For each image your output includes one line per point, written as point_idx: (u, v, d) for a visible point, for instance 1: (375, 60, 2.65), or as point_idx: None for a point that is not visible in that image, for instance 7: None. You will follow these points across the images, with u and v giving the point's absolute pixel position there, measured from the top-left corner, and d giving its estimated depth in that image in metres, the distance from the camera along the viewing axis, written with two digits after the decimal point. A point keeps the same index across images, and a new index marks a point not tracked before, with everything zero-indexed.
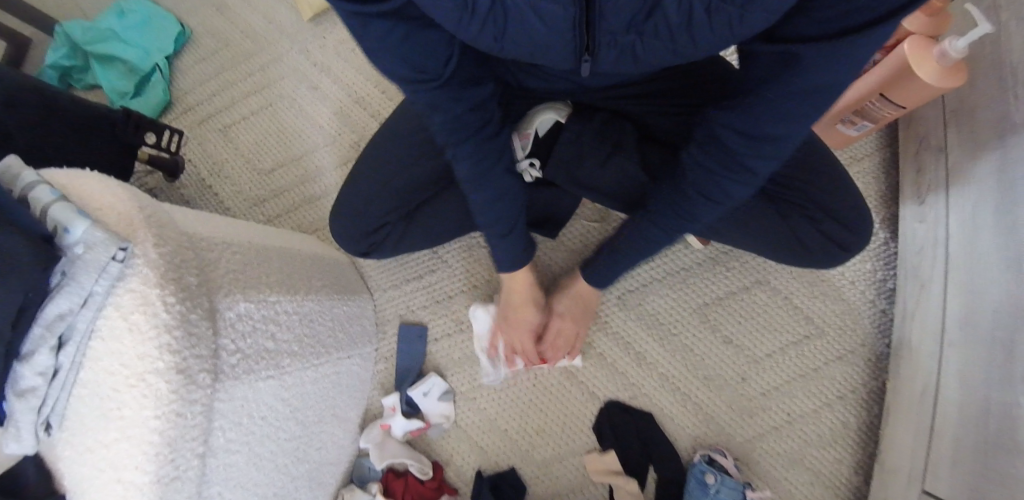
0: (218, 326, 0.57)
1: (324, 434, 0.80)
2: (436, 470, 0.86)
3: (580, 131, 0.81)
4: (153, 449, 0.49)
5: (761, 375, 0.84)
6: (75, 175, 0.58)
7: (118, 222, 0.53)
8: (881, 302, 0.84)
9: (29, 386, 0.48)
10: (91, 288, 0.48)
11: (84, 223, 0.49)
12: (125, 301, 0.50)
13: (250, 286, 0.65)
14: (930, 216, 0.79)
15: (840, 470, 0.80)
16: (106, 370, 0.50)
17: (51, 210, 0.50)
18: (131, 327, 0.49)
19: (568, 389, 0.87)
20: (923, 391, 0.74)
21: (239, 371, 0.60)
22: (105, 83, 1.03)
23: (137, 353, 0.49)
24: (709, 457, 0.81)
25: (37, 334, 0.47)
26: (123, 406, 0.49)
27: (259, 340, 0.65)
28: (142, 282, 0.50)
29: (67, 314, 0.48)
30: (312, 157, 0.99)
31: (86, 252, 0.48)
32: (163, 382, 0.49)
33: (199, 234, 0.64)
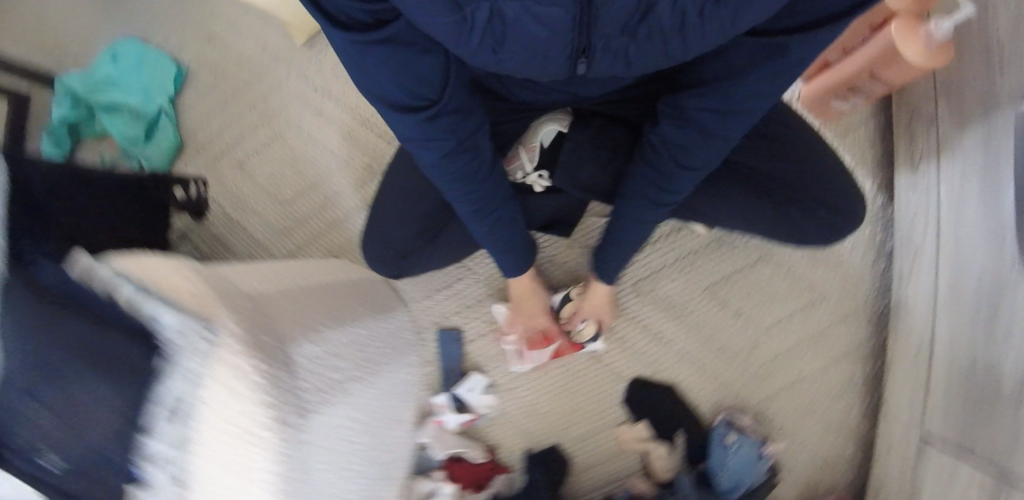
0: (295, 373, 0.65)
1: (392, 437, 0.91)
2: (489, 453, 0.98)
3: (581, 138, 0.85)
4: (272, 486, 0.57)
5: (771, 341, 0.92)
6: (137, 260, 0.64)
7: (193, 302, 0.59)
8: (879, 263, 0.91)
9: (159, 453, 0.57)
10: (191, 367, 0.56)
11: (169, 311, 0.56)
12: (218, 369, 0.56)
13: (309, 328, 0.73)
14: (924, 184, 0.83)
15: (848, 417, 0.90)
16: (218, 429, 0.57)
17: (138, 305, 0.58)
18: (231, 390, 0.56)
19: (598, 370, 0.97)
20: (919, 346, 0.82)
21: (318, 403, 0.67)
22: (112, 131, 1.05)
23: (240, 411, 0.57)
24: (729, 419, 0.91)
25: (155, 411, 0.57)
26: (237, 455, 0.57)
27: (327, 373, 0.72)
28: (232, 352, 0.57)
29: (180, 394, 0.57)
30: (331, 183, 1.04)
31: (181, 338, 0.56)
32: (268, 430, 0.57)
33: (255, 292, 0.72)
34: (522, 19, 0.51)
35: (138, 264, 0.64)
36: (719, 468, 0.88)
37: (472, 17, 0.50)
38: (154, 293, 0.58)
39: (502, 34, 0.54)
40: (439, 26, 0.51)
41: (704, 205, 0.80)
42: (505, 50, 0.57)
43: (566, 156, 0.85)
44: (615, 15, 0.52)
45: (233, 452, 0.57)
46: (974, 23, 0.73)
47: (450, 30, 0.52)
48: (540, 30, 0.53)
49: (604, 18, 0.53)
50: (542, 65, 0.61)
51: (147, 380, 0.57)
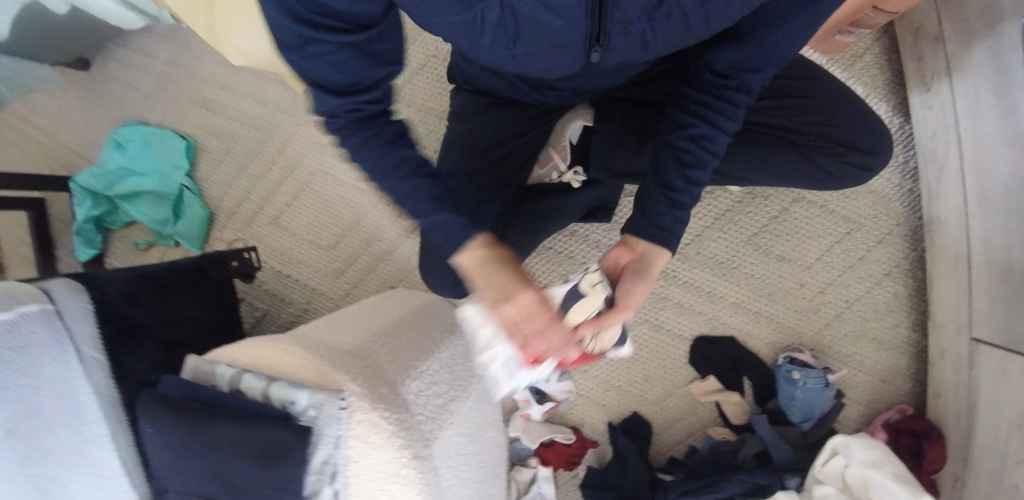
0: (413, 412, 0.75)
1: (490, 439, 1.01)
2: (576, 433, 1.06)
3: (608, 131, 0.88)
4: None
5: (816, 276, 0.98)
6: (249, 352, 0.77)
7: (317, 375, 0.73)
8: (906, 183, 0.95)
9: None
10: (336, 433, 0.68)
11: (305, 392, 0.69)
12: (360, 429, 0.69)
13: (409, 365, 0.82)
14: (937, 102, 0.86)
15: (898, 330, 0.97)
16: (368, 479, 0.70)
17: (274, 393, 0.71)
18: (371, 443, 0.69)
19: (660, 338, 1.03)
20: (957, 257, 0.87)
21: (433, 430, 0.79)
22: (142, 218, 1.09)
23: (387, 459, 0.69)
24: (790, 357, 0.98)
25: (315, 478, 0.69)
26: (392, 497, 0.70)
27: (434, 401, 0.83)
28: (364, 411, 0.69)
29: (328, 457, 0.69)
30: (369, 219, 1.08)
31: (320, 410, 0.69)
32: (410, 469, 0.69)
33: (353, 350, 0.78)
34: (538, 15, 0.56)
35: (257, 354, 0.76)
36: (790, 403, 0.96)
37: (485, 13, 0.55)
38: (285, 382, 0.72)
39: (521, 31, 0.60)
40: (453, 24, 0.57)
41: (743, 169, 0.84)
42: (521, 42, 0.62)
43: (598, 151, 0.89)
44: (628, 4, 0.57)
45: (387, 494, 0.70)
46: None
47: (465, 26, 0.57)
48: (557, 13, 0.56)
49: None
50: (559, 54, 0.65)
51: (299, 455, 0.65)
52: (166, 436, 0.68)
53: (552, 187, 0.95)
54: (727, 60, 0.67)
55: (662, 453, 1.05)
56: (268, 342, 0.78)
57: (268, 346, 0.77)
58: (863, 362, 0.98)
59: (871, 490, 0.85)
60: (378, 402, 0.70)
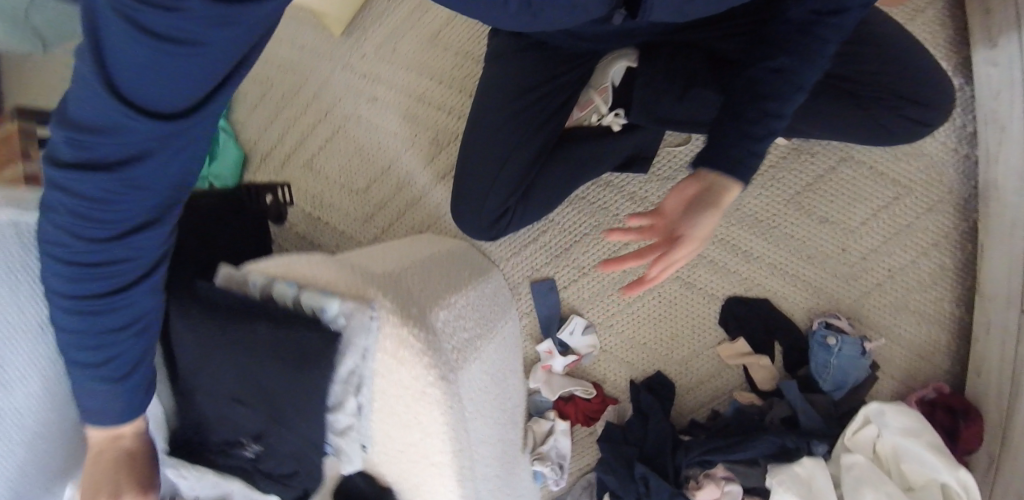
0: (438, 334, 0.73)
1: (511, 386, 1.00)
2: (597, 388, 1.05)
3: (653, 73, 0.85)
4: (448, 436, 0.70)
5: (858, 241, 0.95)
6: (278, 267, 0.74)
7: (348, 288, 0.70)
8: (963, 148, 0.91)
9: (346, 424, 0.70)
10: (365, 344, 0.67)
11: (335, 300, 0.66)
12: (388, 343, 0.68)
13: (438, 297, 0.81)
14: (1004, 59, 0.82)
15: (942, 304, 0.93)
16: (392, 394, 0.71)
17: (304, 299, 0.67)
18: (399, 358, 0.68)
19: (691, 297, 1.00)
20: (1013, 221, 0.84)
21: (461, 361, 0.78)
22: None
23: (415, 375, 0.68)
24: (827, 322, 0.94)
25: (339, 390, 0.68)
26: (415, 413, 0.70)
27: (461, 334, 0.82)
28: (394, 325, 0.67)
29: (354, 368, 0.68)
30: (402, 162, 1.06)
31: (349, 320, 0.66)
32: (436, 391, 0.68)
33: (386, 274, 0.77)
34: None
35: (286, 270, 0.74)
36: (822, 371, 0.93)
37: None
38: (316, 291, 0.68)
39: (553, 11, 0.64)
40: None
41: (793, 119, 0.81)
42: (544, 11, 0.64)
43: (641, 94, 0.85)
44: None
45: (414, 409, 0.70)
46: None
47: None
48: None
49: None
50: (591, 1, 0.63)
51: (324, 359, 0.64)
52: (193, 336, 0.65)
53: (590, 130, 0.92)
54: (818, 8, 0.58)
55: (684, 415, 1.03)
56: (305, 259, 0.76)
57: (296, 263, 0.74)
58: (902, 336, 0.94)
59: (903, 461, 0.84)
60: (407, 319, 0.68)
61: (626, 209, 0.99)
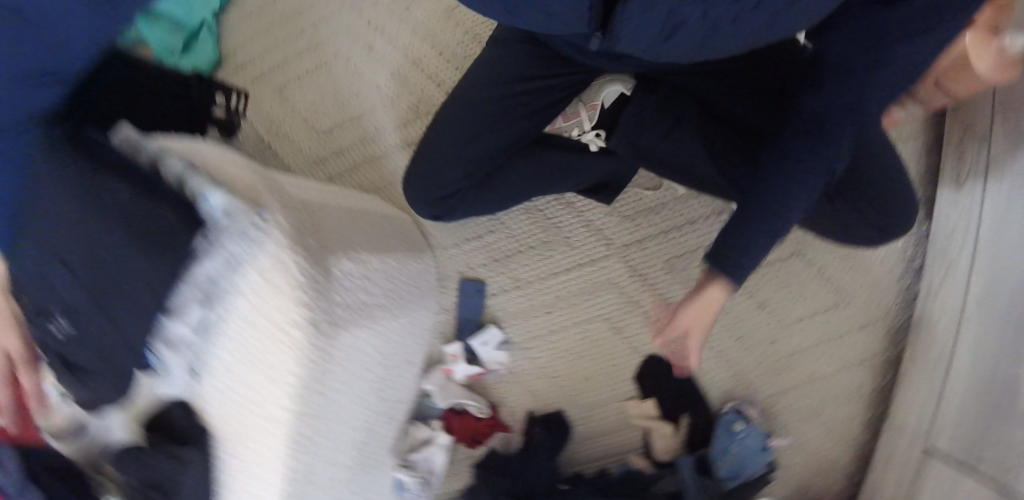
0: (331, 282, 0.66)
1: (397, 378, 0.90)
2: (493, 410, 0.97)
3: (645, 106, 0.83)
4: (292, 389, 0.61)
5: (791, 337, 0.93)
6: (183, 143, 0.65)
7: (246, 188, 0.62)
8: (907, 278, 0.92)
9: (178, 335, 0.61)
10: (235, 252, 0.58)
11: (221, 192, 0.58)
12: (264, 262, 0.59)
13: (349, 246, 0.73)
14: (966, 202, 0.84)
15: (852, 423, 0.92)
16: (246, 322, 0.60)
17: (188, 180, 0.59)
18: (270, 283, 0.59)
19: (615, 343, 0.95)
20: (938, 357, 0.85)
21: (346, 321, 0.69)
22: (152, 40, 0.96)
23: (278, 307, 0.59)
24: (738, 407, 0.92)
25: (186, 292, 0.59)
26: (266, 353, 0.60)
27: (358, 293, 0.74)
28: (278, 244, 0.59)
29: (212, 274, 0.59)
30: (372, 118, 1.01)
31: (228, 219, 0.58)
32: (298, 333, 0.60)
33: (303, 203, 0.70)
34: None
35: (188, 149, 0.64)
36: (722, 454, 0.89)
37: None
38: (206, 177, 0.60)
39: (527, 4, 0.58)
40: None
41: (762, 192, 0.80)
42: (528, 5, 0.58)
43: (627, 122, 0.83)
44: (649, 23, 0.57)
45: (258, 347, 0.60)
46: None
47: None
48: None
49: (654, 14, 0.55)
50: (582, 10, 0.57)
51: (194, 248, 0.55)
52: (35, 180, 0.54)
53: (566, 143, 0.89)
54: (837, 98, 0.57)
55: (572, 465, 0.96)
56: (214, 145, 0.67)
57: (208, 147, 0.66)
58: (806, 444, 0.93)
59: None
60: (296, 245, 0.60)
61: (575, 234, 0.95)
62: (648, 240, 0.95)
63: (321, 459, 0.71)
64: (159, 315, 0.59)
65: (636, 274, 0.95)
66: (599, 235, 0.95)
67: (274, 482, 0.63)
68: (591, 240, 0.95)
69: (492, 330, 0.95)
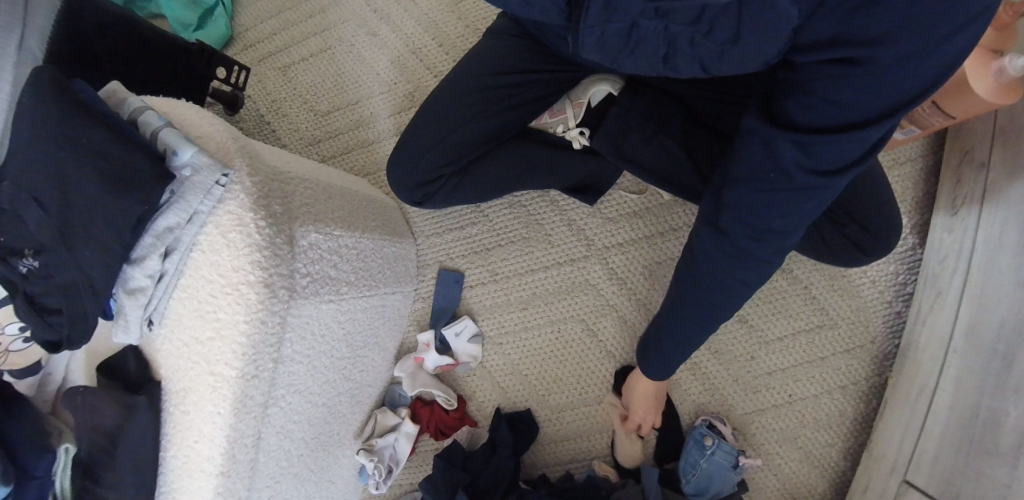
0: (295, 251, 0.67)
1: (366, 359, 0.90)
2: (460, 403, 0.96)
3: (631, 108, 0.82)
4: (241, 349, 0.62)
5: (769, 355, 0.91)
6: (167, 104, 0.69)
7: (217, 150, 0.65)
8: (896, 303, 0.89)
9: (138, 286, 0.61)
10: (197, 207, 0.60)
11: (191, 149, 0.61)
12: (225, 220, 0.61)
13: (320, 220, 0.74)
14: (960, 229, 0.81)
15: (829, 451, 0.89)
16: (204, 277, 0.62)
17: (162, 134, 0.62)
18: (228, 242, 0.61)
19: (588, 345, 0.94)
20: (921, 387, 0.81)
21: (308, 292, 0.70)
22: (167, 12, 1.01)
23: (233, 266, 0.61)
24: (710, 422, 0.89)
25: (148, 242, 0.60)
26: (218, 310, 0.62)
27: (325, 267, 0.74)
28: (238, 205, 0.62)
29: (174, 228, 0.61)
30: (369, 103, 1.03)
31: (193, 175, 0.60)
32: (252, 293, 0.61)
33: (278, 173, 0.71)
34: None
35: (173, 110, 0.68)
36: (690, 469, 0.87)
37: None
38: (180, 135, 0.63)
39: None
40: None
41: None
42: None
43: (611, 122, 0.82)
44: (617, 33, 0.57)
45: (215, 302, 0.62)
46: None
47: None
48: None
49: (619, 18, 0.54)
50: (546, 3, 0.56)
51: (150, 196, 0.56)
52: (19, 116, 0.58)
53: (550, 139, 0.88)
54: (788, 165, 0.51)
55: (538, 467, 0.94)
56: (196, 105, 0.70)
57: (195, 108, 0.68)
58: (779, 467, 0.89)
59: None
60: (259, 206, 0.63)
61: (557, 233, 0.95)
62: (630, 243, 0.93)
63: (272, 428, 0.72)
64: (123, 264, 0.60)
65: (614, 276, 0.93)
66: (581, 235, 0.94)
67: (216, 443, 0.63)
68: (573, 239, 0.95)
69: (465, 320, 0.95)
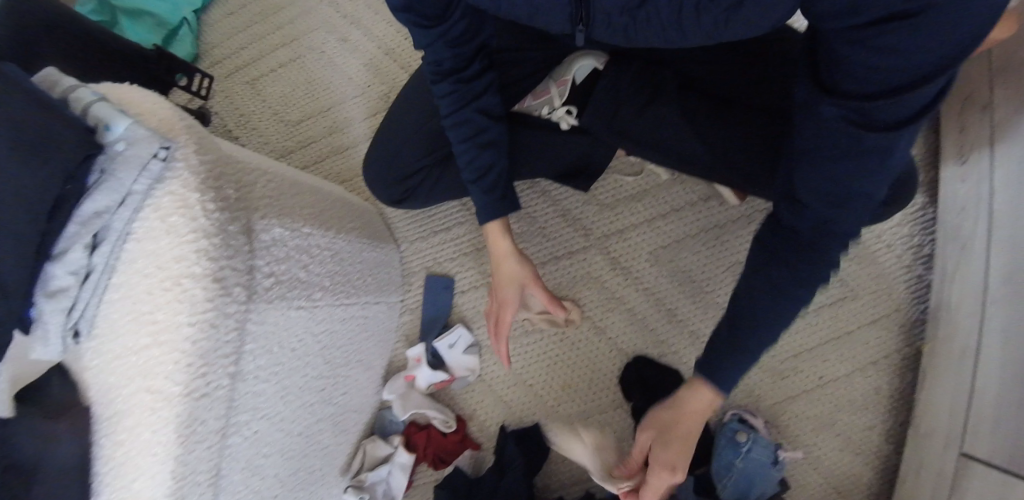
0: (253, 245, 0.58)
1: (349, 379, 0.79)
2: (460, 424, 0.85)
3: (618, 78, 0.76)
4: (185, 358, 0.50)
5: (793, 336, 0.84)
6: (114, 86, 0.60)
7: (159, 125, 0.54)
8: (916, 267, 0.85)
9: (60, 286, 0.49)
10: (130, 186, 0.50)
11: (127, 121, 0.51)
12: (165, 202, 0.51)
13: (285, 214, 0.65)
14: (973, 176, 0.77)
15: (869, 435, 0.82)
16: (140, 272, 0.51)
17: (93, 108, 0.51)
18: (168, 227, 0.51)
19: (597, 346, 0.85)
20: (963, 349, 0.74)
21: (270, 295, 0.60)
22: (133, 36, 1.03)
23: (174, 256, 0.50)
24: (740, 416, 0.81)
25: (72, 231, 0.49)
26: (156, 310, 0.50)
27: (293, 268, 0.65)
28: (182, 185, 0.52)
29: (104, 213, 0.49)
30: (342, 108, 1.00)
31: (128, 148, 0.50)
32: (199, 288, 0.50)
33: (234, 160, 0.62)
34: None
35: (112, 89, 0.58)
36: (726, 470, 0.77)
37: None
38: (117, 109, 0.53)
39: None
40: None
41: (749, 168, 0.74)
42: None
43: (599, 97, 0.77)
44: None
45: (152, 297, 0.51)
46: None
47: None
48: None
49: None
50: None
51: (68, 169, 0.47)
52: None
53: (537, 123, 0.81)
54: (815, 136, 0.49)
55: (552, 491, 0.82)
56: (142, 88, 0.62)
57: (140, 88, 0.59)
58: (819, 459, 0.81)
59: None
60: (206, 186, 0.52)
61: (553, 226, 0.88)
62: (631, 229, 0.87)
63: (236, 460, 0.60)
64: (41, 261, 0.48)
65: (617, 267, 0.86)
66: (578, 226, 0.88)
67: (159, 481, 0.50)
68: (570, 231, 0.88)
69: (452, 333, 0.86)
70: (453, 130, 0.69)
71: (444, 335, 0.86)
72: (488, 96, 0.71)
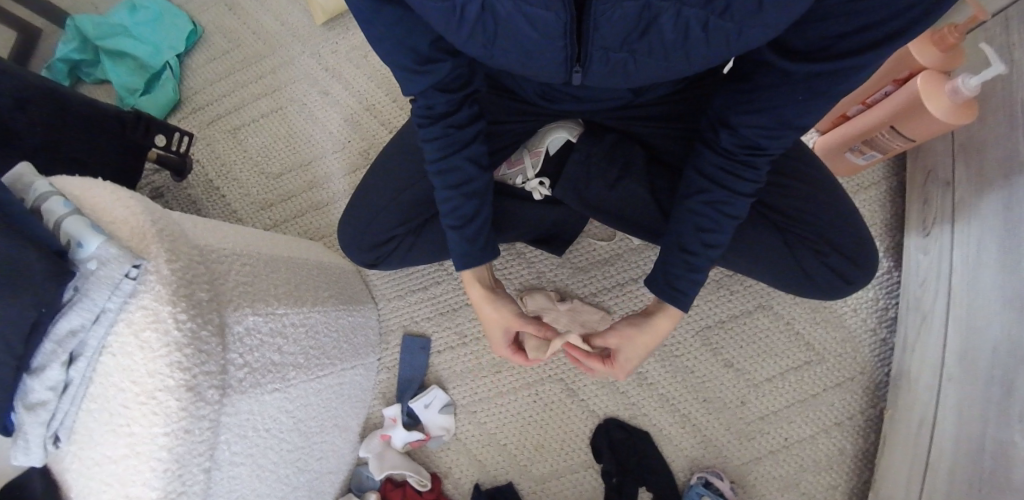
0: (226, 342, 0.59)
1: (324, 444, 0.81)
2: (435, 482, 0.87)
3: (591, 152, 0.76)
4: (161, 466, 0.52)
5: (760, 399, 0.87)
6: (85, 184, 0.60)
7: (130, 236, 0.56)
8: (881, 330, 0.87)
9: (39, 399, 0.51)
10: (103, 304, 0.51)
11: (99, 239, 0.52)
12: (136, 317, 0.53)
13: (259, 298, 0.66)
14: (934, 248, 0.80)
15: (833, 495, 0.83)
16: (116, 385, 0.53)
17: (65, 224, 0.53)
18: (140, 343, 0.52)
19: (569, 406, 0.88)
20: (921, 419, 0.76)
21: (244, 385, 0.62)
22: (114, 79, 1.03)
23: (148, 370, 0.52)
24: (706, 479, 0.82)
25: (49, 348, 0.51)
26: (132, 423, 0.52)
27: (266, 353, 0.66)
28: (153, 298, 0.53)
29: (79, 330, 0.51)
30: (322, 163, 1.01)
31: (99, 268, 0.51)
32: (173, 399, 0.52)
33: (208, 248, 0.63)
34: (515, 21, 0.53)
35: (84, 189, 0.59)
36: None
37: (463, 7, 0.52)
38: (88, 222, 0.54)
39: (497, 11, 0.52)
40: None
41: None
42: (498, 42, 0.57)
43: (571, 170, 0.77)
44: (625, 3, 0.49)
45: (124, 407, 0.52)
46: (1002, 86, 0.71)
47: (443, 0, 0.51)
48: (534, 16, 0.52)
49: (603, 23, 0.52)
50: (537, 44, 0.56)
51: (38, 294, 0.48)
52: None
53: (511, 192, 0.82)
54: (751, 131, 0.58)
55: None
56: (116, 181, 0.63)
57: (116, 188, 0.60)
58: None
59: None
60: (179, 299, 0.54)
61: (527, 287, 0.92)
62: (602, 293, 0.92)
63: None
64: (20, 375, 0.50)
65: None
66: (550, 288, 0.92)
67: None
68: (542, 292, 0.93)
69: (425, 395, 0.88)
70: (438, 176, 0.64)
71: (416, 398, 0.89)
72: (476, 144, 0.66)
